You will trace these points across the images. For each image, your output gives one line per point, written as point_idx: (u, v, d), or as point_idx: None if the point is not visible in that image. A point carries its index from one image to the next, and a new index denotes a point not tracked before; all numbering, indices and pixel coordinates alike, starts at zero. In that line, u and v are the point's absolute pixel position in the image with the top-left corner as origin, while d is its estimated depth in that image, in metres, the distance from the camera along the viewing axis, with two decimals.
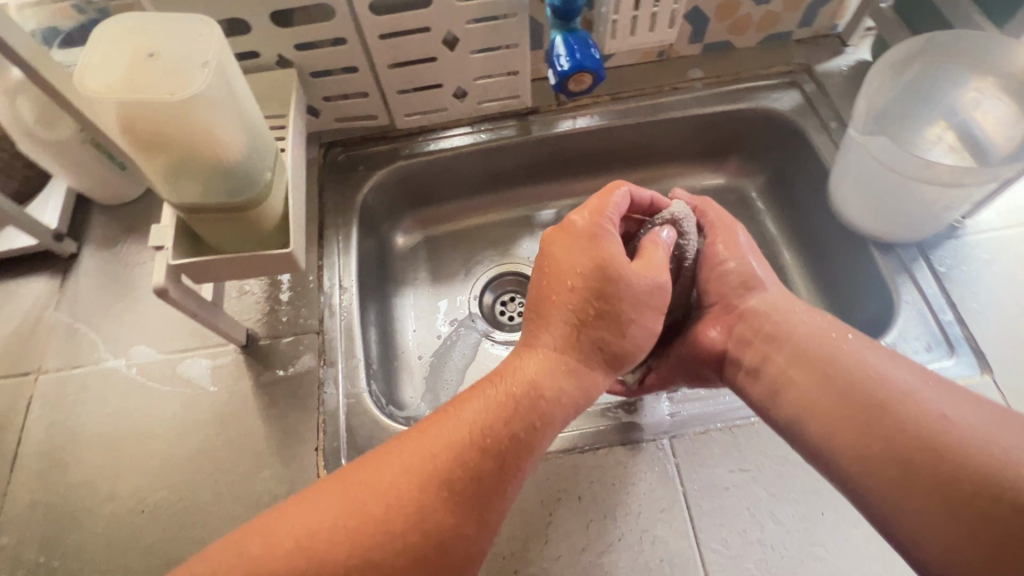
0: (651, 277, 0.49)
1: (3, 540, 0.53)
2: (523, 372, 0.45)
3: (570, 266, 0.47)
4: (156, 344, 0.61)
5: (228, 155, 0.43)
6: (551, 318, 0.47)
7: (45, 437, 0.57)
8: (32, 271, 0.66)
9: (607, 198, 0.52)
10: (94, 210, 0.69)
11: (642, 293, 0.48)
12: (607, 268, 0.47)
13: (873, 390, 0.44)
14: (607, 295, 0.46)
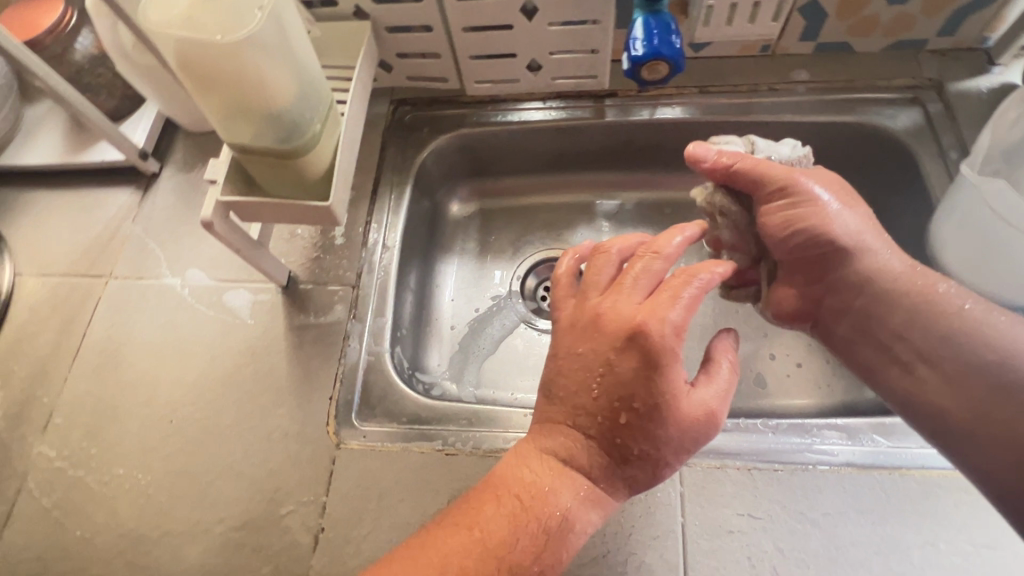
0: (712, 409, 0.43)
1: (57, 421, 0.59)
2: (550, 494, 0.42)
3: (617, 376, 0.43)
4: (209, 270, 0.65)
5: (279, 99, 0.44)
6: (584, 435, 0.44)
7: (106, 337, 0.63)
8: (120, 184, 0.72)
9: (677, 287, 0.43)
10: (178, 135, 0.74)
11: (690, 425, 0.42)
12: (659, 393, 0.41)
13: (978, 352, 0.45)
14: (651, 424, 0.42)
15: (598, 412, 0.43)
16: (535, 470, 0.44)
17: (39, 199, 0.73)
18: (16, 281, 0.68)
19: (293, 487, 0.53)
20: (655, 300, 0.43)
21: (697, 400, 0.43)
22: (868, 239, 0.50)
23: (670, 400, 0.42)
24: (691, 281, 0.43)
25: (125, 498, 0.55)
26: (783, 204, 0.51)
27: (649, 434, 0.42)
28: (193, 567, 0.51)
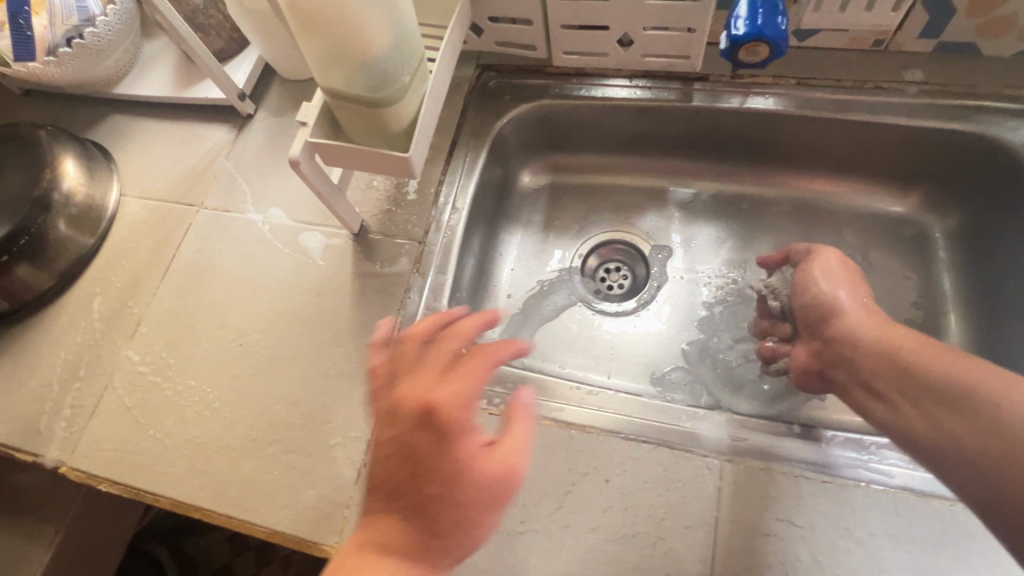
0: (506, 464, 0.46)
1: (143, 330, 0.65)
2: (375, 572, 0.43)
3: (425, 453, 0.46)
4: (288, 211, 0.69)
5: (371, 49, 0.46)
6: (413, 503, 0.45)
7: (192, 261, 0.68)
8: (219, 121, 0.77)
9: (468, 369, 0.51)
10: (275, 80, 0.78)
11: (492, 482, 0.46)
12: (451, 455, 0.45)
13: (924, 376, 0.45)
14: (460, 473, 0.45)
15: (409, 493, 0.45)
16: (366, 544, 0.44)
17: (148, 129, 0.79)
18: (122, 202, 0.75)
19: (343, 421, 0.56)
20: (446, 382, 0.50)
21: (497, 460, 0.47)
22: (852, 304, 0.55)
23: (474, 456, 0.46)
24: (473, 359, 0.51)
25: (193, 408, 0.60)
26: (812, 275, 0.59)
27: (454, 501, 0.44)
28: (244, 479, 0.55)
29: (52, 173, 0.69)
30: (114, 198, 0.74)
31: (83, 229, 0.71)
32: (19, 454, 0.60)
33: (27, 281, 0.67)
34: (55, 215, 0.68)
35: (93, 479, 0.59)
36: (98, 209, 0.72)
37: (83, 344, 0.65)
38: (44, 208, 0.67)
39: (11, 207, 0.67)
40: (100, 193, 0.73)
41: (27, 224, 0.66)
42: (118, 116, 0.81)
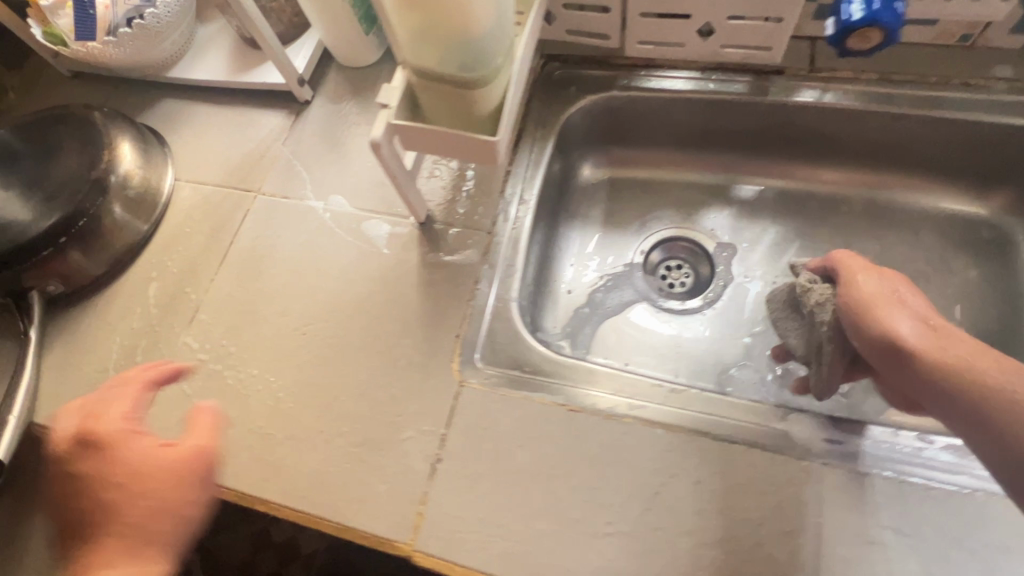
0: (138, 450, 0.52)
1: (202, 317, 0.63)
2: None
3: (124, 482, 0.50)
4: (350, 199, 0.67)
5: (472, 27, 0.44)
6: (142, 534, 0.50)
7: (250, 247, 0.66)
8: (275, 107, 0.76)
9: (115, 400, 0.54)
10: (332, 67, 0.77)
11: (142, 469, 0.51)
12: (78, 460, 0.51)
13: (993, 442, 0.38)
14: (145, 496, 0.50)
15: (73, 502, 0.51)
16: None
17: (201, 114, 0.78)
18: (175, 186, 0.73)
19: (414, 414, 0.55)
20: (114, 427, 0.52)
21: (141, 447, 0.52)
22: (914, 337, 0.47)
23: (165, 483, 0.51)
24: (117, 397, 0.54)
25: (256, 397, 0.58)
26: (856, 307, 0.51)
27: (108, 512, 0.50)
28: (311, 471, 0.53)
29: (108, 156, 0.67)
30: (167, 182, 0.72)
31: (137, 213, 0.69)
32: None
33: (81, 264, 0.65)
34: (111, 199, 0.66)
35: None
36: (152, 193, 0.70)
37: (139, 329, 0.64)
38: (100, 193, 0.65)
39: (69, 191, 0.65)
40: (154, 175, 0.71)
41: (84, 208, 0.64)
42: (169, 100, 0.80)
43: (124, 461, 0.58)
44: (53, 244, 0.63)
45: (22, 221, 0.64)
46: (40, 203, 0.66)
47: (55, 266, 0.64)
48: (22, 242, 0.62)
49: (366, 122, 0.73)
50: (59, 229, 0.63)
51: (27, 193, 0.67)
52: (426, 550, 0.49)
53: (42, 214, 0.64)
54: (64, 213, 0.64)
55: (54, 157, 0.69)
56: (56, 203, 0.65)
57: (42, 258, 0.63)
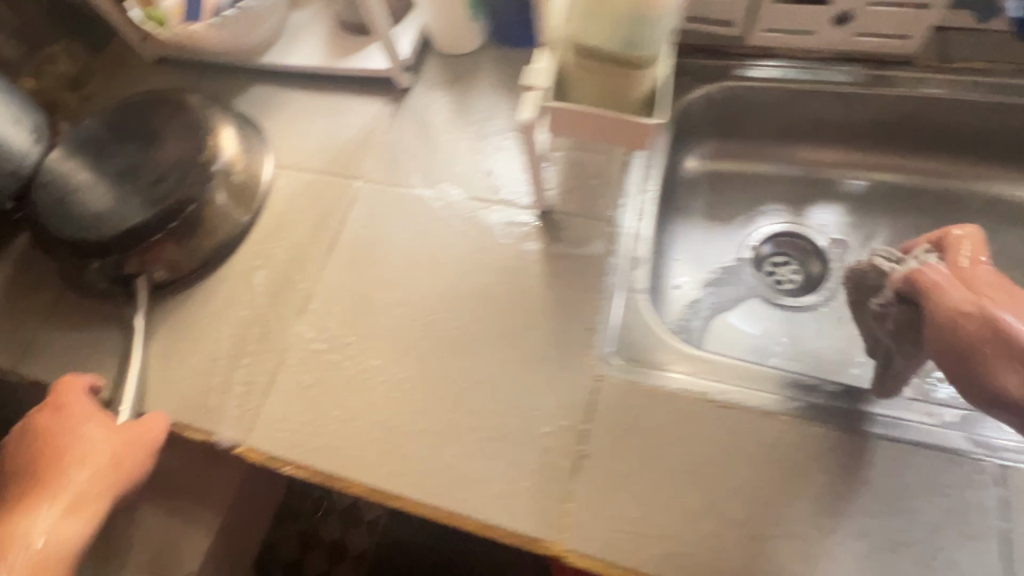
0: (49, 420, 0.55)
1: (314, 307, 0.61)
2: (66, 540, 0.50)
3: (53, 433, 0.54)
4: (462, 189, 0.66)
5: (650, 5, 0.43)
6: (79, 477, 0.52)
7: (360, 237, 0.64)
8: (372, 94, 0.74)
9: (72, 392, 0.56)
10: (431, 53, 0.75)
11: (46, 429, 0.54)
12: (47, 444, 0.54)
13: None
14: (77, 449, 0.53)
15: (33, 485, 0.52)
16: (54, 530, 0.50)
17: (292, 100, 0.76)
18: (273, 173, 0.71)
19: (552, 409, 0.53)
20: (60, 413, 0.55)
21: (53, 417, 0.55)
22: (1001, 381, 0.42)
23: (106, 438, 0.54)
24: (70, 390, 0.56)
25: (380, 390, 0.56)
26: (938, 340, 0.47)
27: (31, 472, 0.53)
28: (447, 467, 0.52)
29: (209, 142, 0.66)
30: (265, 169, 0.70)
31: (238, 200, 0.67)
32: (192, 432, 0.57)
33: (186, 251, 0.64)
34: (215, 186, 0.65)
35: (274, 462, 0.55)
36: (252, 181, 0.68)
37: (246, 319, 0.62)
38: (205, 179, 0.64)
39: (175, 177, 0.64)
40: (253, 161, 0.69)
41: (192, 195, 0.63)
42: (258, 86, 0.78)
43: (242, 455, 0.56)
44: (162, 229, 0.62)
45: (128, 207, 0.63)
46: (144, 187, 0.64)
47: (163, 254, 0.63)
48: (132, 227, 0.61)
49: (471, 110, 0.71)
50: (168, 215, 0.62)
51: (130, 178, 0.66)
52: (580, 551, 0.47)
53: (148, 200, 0.63)
54: (172, 199, 0.63)
55: (155, 142, 0.67)
56: (162, 189, 0.63)
57: (150, 242, 0.62)
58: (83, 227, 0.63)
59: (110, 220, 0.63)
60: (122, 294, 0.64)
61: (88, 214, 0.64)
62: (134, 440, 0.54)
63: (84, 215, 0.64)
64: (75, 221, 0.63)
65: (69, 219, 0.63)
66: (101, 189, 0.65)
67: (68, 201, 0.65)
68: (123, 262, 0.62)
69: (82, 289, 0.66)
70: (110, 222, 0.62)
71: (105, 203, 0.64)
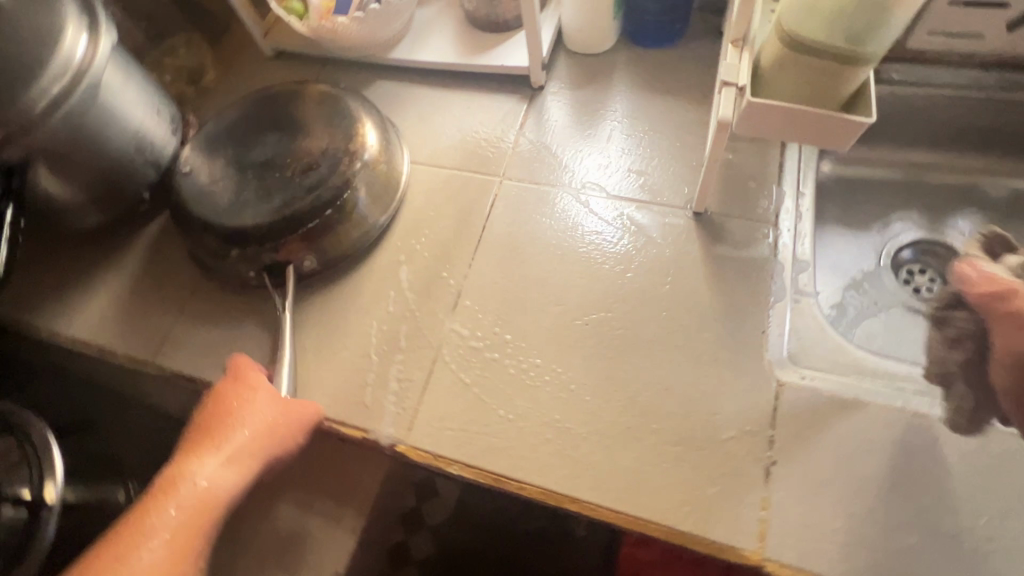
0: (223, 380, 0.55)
1: (466, 303, 0.60)
2: (220, 493, 0.50)
3: (227, 391, 0.54)
4: (607, 188, 0.65)
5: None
6: (238, 433, 0.51)
7: (507, 235, 0.64)
8: (506, 91, 0.74)
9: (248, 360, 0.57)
10: (564, 53, 0.75)
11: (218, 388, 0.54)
12: (222, 399, 0.54)
13: None
14: (244, 407, 0.53)
15: (208, 434, 0.52)
16: (211, 480, 0.50)
17: (422, 96, 0.76)
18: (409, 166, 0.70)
19: (733, 413, 0.51)
20: (236, 374, 0.55)
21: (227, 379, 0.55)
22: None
23: (269, 403, 0.53)
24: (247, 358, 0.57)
25: (547, 389, 0.55)
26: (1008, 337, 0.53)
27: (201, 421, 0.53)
28: (628, 470, 0.50)
29: (352, 137, 0.64)
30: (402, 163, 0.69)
31: (382, 194, 0.65)
32: (352, 429, 0.56)
33: (334, 241, 0.62)
34: (363, 180, 0.63)
35: (439, 462, 0.53)
36: (393, 176, 0.67)
37: (396, 315, 0.61)
38: (353, 172, 0.62)
39: (323, 169, 0.62)
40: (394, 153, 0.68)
41: (343, 189, 0.61)
42: (384, 82, 0.77)
43: (404, 453, 0.54)
44: (312, 222, 0.60)
45: (275, 197, 0.62)
46: (290, 177, 0.63)
47: (313, 246, 0.61)
48: (285, 218, 0.60)
49: (608, 110, 0.71)
50: (320, 207, 0.61)
51: (272, 167, 0.64)
52: (782, 561, 0.46)
53: (296, 192, 0.61)
54: (324, 192, 0.61)
55: (297, 132, 0.66)
56: (310, 181, 0.62)
57: (300, 235, 0.60)
58: (231, 216, 0.62)
59: (259, 210, 0.61)
60: (268, 282, 0.63)
61: (234, 202, 0.63)
62: (297, 414, 0.54)
63: (230, 203, 0.63)
64: (223, 210, 0.62)
65: (217, 208, 0.63)
66: (245, 178, 0.64)
67: (213, 189, 0.64)
68: (272, 253, 0.61)
69: (224, 276, 0.66)
70: (260, 211, 0.61)
71: (251, 192, 0.63)
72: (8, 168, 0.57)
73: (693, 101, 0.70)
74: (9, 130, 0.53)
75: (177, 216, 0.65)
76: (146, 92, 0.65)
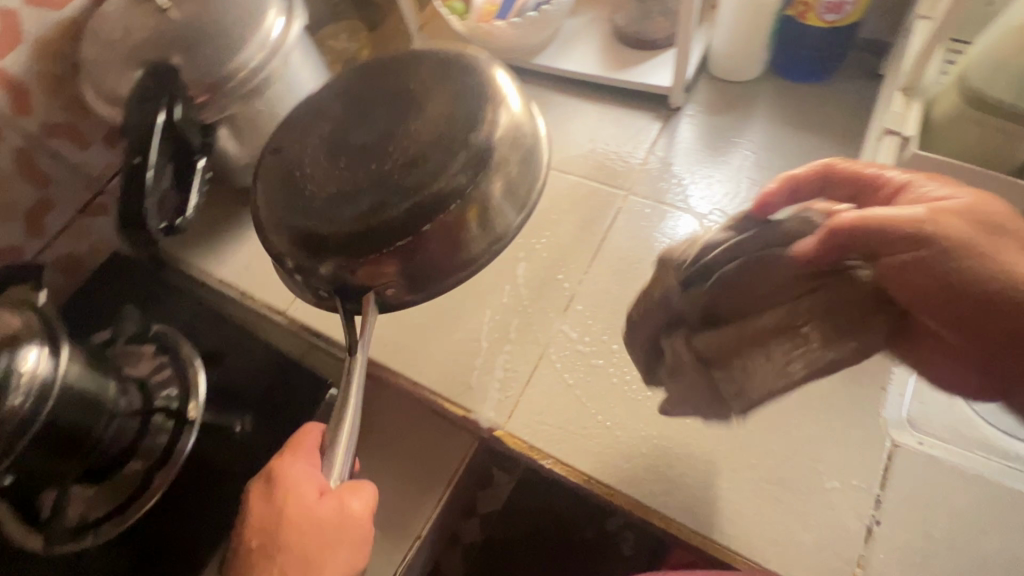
0: (263, 504, 0.47)
1: (578, 307, 0.62)
2: None
3: (266, 525, 0.46)
4: (733, 218, 0.65)
5: None
6: None
7: (625, 250, 0.65)
8: (642, 109, 0.76)
9: (289, 464, 0.48)
10: (706, 78, 0.76)
11: (257, 523, 0.46)
12: (261, 534, 0.46)
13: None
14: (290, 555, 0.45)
15: None
16: None
17: (558, 102, 0.79)
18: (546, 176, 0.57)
19: (839, 464, 0.50)
20: (274, 494, 0.46)
21: (265, 505, 0.47)
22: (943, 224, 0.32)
23: (321, 547, 0.45)
24: (291, 465, 0.48)
25: (648, 405, 0.56)
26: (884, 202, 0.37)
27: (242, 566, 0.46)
28: (721, 500, 0.50)
29: (484, 133, 0.52)
30: (533, 164, 0.55)
31: (508, 203, 0.53)
32: (456, 406, 0.59)
33: (434, 263, 0.52)
34: (479, 190, 0.51)
35: (534, 453, 0.56)
36: (525, 186, 0.54)
37: (510, 307, 0.64)
38: (468, 177, 0.50)
39: (431, 172, 0.50)
40: (527, 141, 0.54)
41: (450, 198, 0.50)
42: (525, 85, 0.81)
43: (501, 439, 0.57)
44: (405, 234, 0.49)
45: (369, 196, 0.50)
46: (392, 175, 0.51)
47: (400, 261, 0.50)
48: (371, 225, 0.50)
49: (744, 140, 0.71)
50: (418, 218, 0.49)
51: (381, 158, 0.52)
52: None
53: (390, 195, 0.50)
54: (425, 200, 0.50)
55: (411, 107, 0.54)
56: (412, 185, 0.50)
57: (391, 249, 0.49)
58: (316, 212, 0.51)
59: (346, 211, 0.50)
60: (338, 304, 0.51)
61: (322, 199, 0.52)
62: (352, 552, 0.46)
63: (317, 200, 0.52)
64: (310, 206, 0.52)
65: (302, 202, 0.52)
66: (339, 166, 0.53)
67: (304, 178, 0.53)
68: (349, 265, 0.50)
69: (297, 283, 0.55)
70: (346, 213, 0.50)
71: (344, 186, 0.52)
72: (203, 125, 0.64)
73: (835, 141, 0.69)
74: (209, 92, 0.61)
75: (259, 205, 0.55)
76: (320, 72, 0.72)
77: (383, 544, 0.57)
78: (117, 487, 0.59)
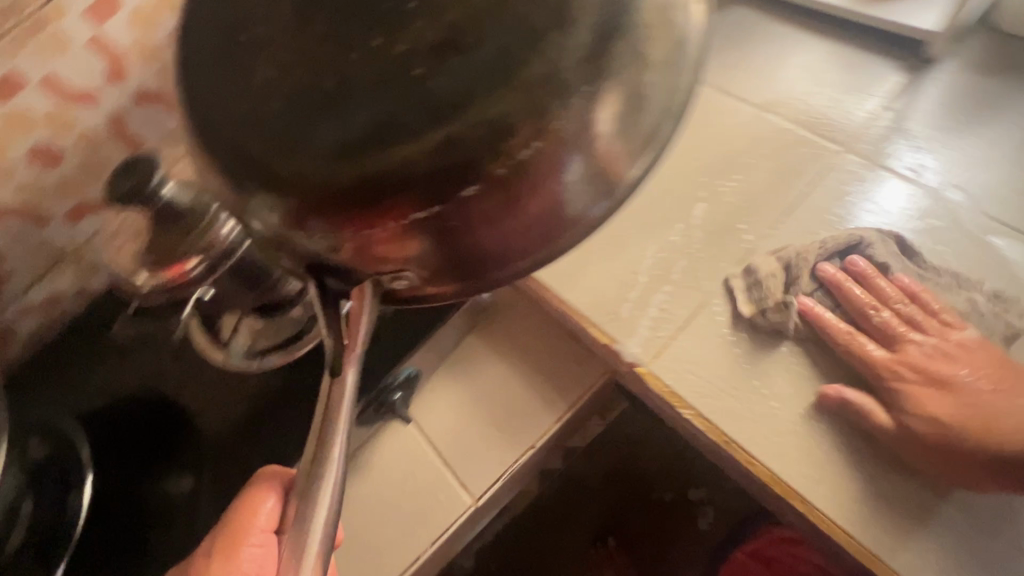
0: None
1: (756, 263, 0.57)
2: None
3: None
4: (969, 204, 0.56)
5: None
6: None
7: (827, 210, 0.58)
8: (886, 55, 0.65)
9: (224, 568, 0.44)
10: (979, 33, 0.64)
11: None
12: None
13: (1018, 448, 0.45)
14: None
15: None
16: None
17: (781, 34, 0.69)
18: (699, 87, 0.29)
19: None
20: None
21: None
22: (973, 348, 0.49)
23: None
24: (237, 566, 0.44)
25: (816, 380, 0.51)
26: (938, 320, 0.51)
27: None
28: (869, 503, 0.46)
29: (613, 11, 0.26)
30: (675, 73, 0.28)
31: (621, 146, 0.28)
32: (599, 332, 0.57)
33: (492, 241, 0.27)
34: (575, 115, 0.25)
35: (674, 400, 0.53)
36: (669, 115, 0.29)
37: (678, 247, 0.60)
38: (564, 87, 0.25)
39: (495, 73, 0.25)
40: (676, 20, 0.28)
41: (519, 120, 0.25)
42: (744, 8, 0.72)
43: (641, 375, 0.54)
44: (432, 193, 0.25)
45: (370, 106, 0.25)
46: (416, 72, 0.25)
47: (421, 239, 0.26)
48: (369, 172, 0.25)
49: (1006, 115, 0.59)
50: (466, 168, 0.25)
51: (393, 32, 0.26)
52: None
53: (408, 120, 0.25)
54: (480, 132, 0.25)
55: None
56: (452, 101, 0.25)
57: (412, 218, 0.26)
58: (275, 125, 0.26)
59: (328, 129, 0.26)
60: (319, 295, 0.29)
61: (282, 99, 0.26)
62: None
63: (276, 103, 0.26)
64: (261, 116, 0.27)
65: (244, 105, 0.27)
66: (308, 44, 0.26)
67: (248, 52, 0.27)
68: (322, 227, 0.26)
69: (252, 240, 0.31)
70: (327, 134, 0.26)
71: (312, 68, 0.26)
72: None
73: None
74: None
75: (179, 95, 0.29)
76: None
77: (496, 443, 0.59)
78: (280, 327, 0.64)
